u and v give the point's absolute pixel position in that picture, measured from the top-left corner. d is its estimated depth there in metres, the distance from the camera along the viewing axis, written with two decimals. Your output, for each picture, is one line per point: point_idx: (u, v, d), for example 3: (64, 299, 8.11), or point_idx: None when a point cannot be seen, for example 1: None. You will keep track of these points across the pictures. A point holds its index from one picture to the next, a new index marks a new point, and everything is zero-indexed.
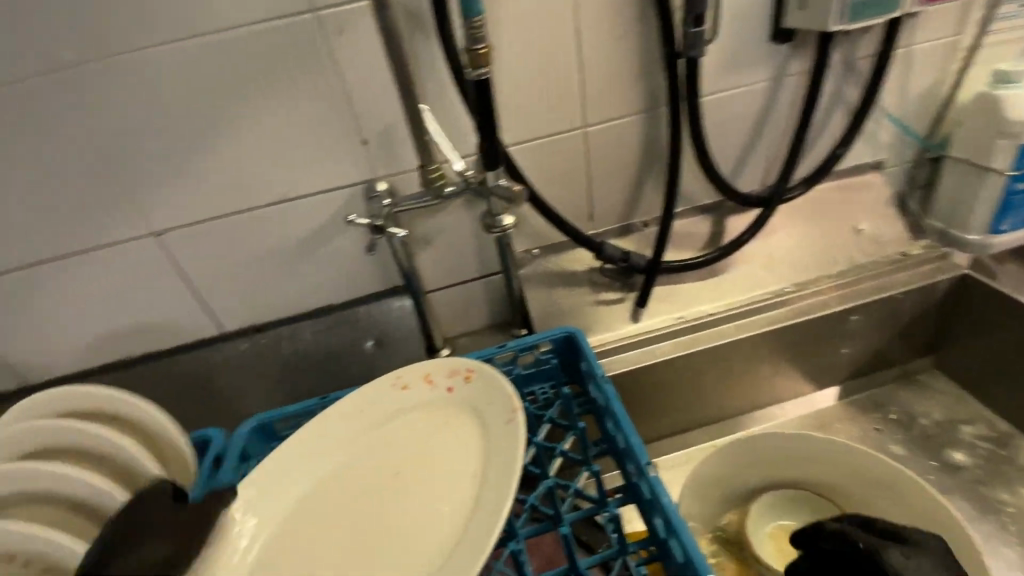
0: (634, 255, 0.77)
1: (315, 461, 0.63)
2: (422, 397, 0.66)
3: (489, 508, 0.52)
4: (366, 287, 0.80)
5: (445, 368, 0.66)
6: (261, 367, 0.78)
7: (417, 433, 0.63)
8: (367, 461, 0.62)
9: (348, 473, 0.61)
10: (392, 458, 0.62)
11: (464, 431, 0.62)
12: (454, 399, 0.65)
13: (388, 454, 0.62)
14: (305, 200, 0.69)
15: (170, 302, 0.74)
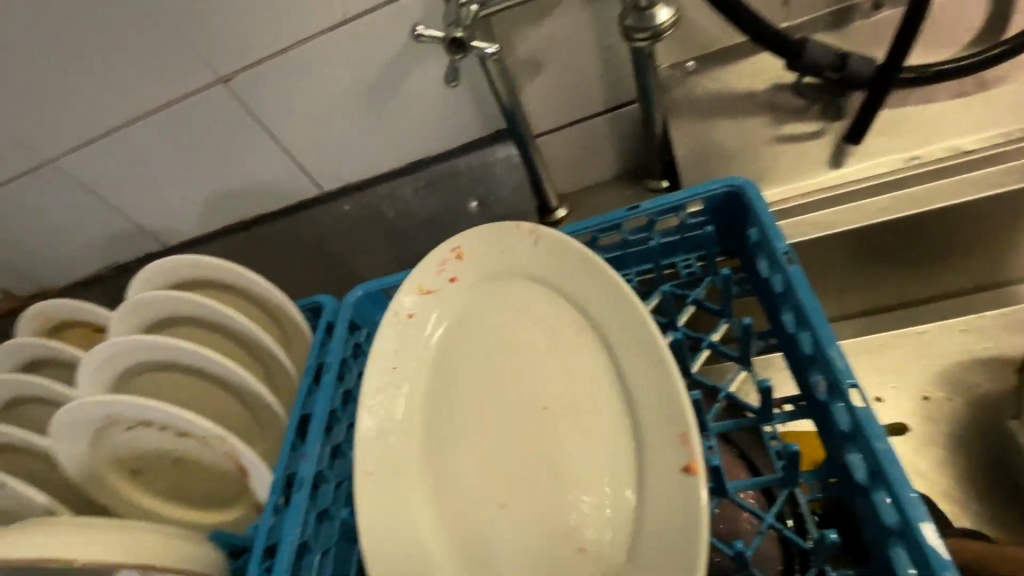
0: (853, 59, 0.50)
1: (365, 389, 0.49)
2: (464, 286, 0.51)
3: (648, 386, 0.40)
4: (468, 132, 0.65)
5: (431, 258, 0.52)
6: (369, 229, 0.73)
7: (489, 328, 0.49)
8: (438, 378, 0.49)
9: (428, 391, 0.48)
10: (473, 366, 0.48)
11: (550, 320, 0.48)
12: (515, 277, 0.50)
13: (464, 363, 0.48)
14: (376, 16, 0.54)
15: (267, 159, 0.68)
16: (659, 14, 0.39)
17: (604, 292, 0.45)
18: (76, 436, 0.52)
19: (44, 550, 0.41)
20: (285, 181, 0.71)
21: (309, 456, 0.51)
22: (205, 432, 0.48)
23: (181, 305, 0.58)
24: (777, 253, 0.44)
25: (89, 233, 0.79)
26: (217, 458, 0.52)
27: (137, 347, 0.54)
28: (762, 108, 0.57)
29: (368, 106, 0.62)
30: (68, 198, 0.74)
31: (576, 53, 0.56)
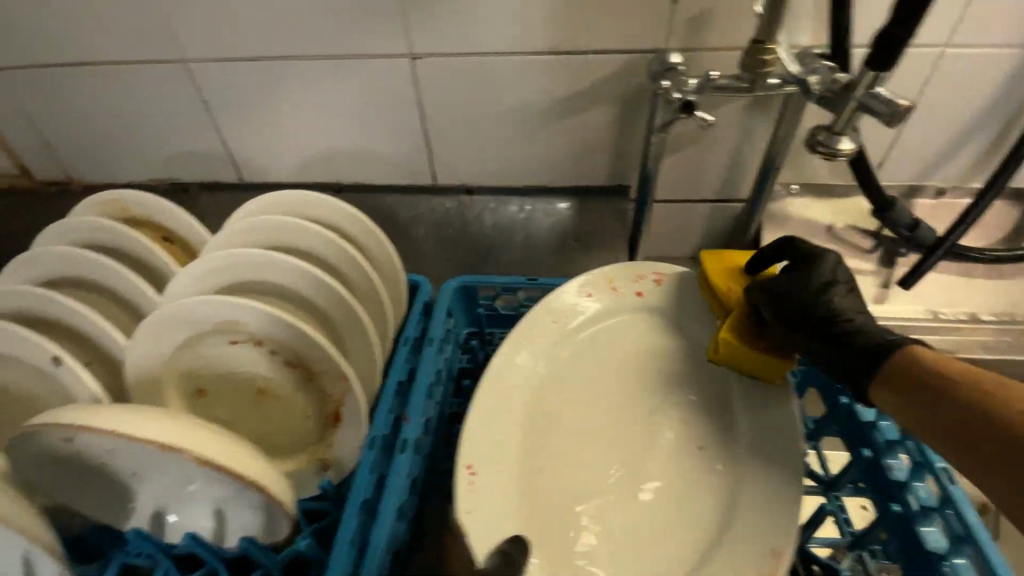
0: (920, 225, 0.65)
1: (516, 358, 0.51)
2: (622, 302, 0.56)
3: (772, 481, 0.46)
4: (591, 178, 0.73)
5: (630, 270, 0.57)
6: (466, 229, 0.76)
7: (630, 345, 0.54)
8: (571, 368, 0.52)
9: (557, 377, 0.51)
10: (604, 373, 0.52)
11: (693, 358, 0.53)
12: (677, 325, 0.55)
13: (593, 367, 0.53)
14: (577, 58, 0.61)
15: (399, 137, 0.71)
16: (842, 141, 0.49)
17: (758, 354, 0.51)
18: (172, 337, 0.48)
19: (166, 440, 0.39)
20: (403, 162, 0.74)
21: (413, 421, 0.51)
22: (328, 367, 0.47)
23: (302, 234, 0.56)
24: None
25: (168, 141, 0.74)
26: (311, 399, 0.50)
27: (255, 263, 0.52)
28: (835, 239, 0.70)
29: (521, 127, 0.68)
30: (167, 102, 0.70)
31: (715, 148, 0.66)
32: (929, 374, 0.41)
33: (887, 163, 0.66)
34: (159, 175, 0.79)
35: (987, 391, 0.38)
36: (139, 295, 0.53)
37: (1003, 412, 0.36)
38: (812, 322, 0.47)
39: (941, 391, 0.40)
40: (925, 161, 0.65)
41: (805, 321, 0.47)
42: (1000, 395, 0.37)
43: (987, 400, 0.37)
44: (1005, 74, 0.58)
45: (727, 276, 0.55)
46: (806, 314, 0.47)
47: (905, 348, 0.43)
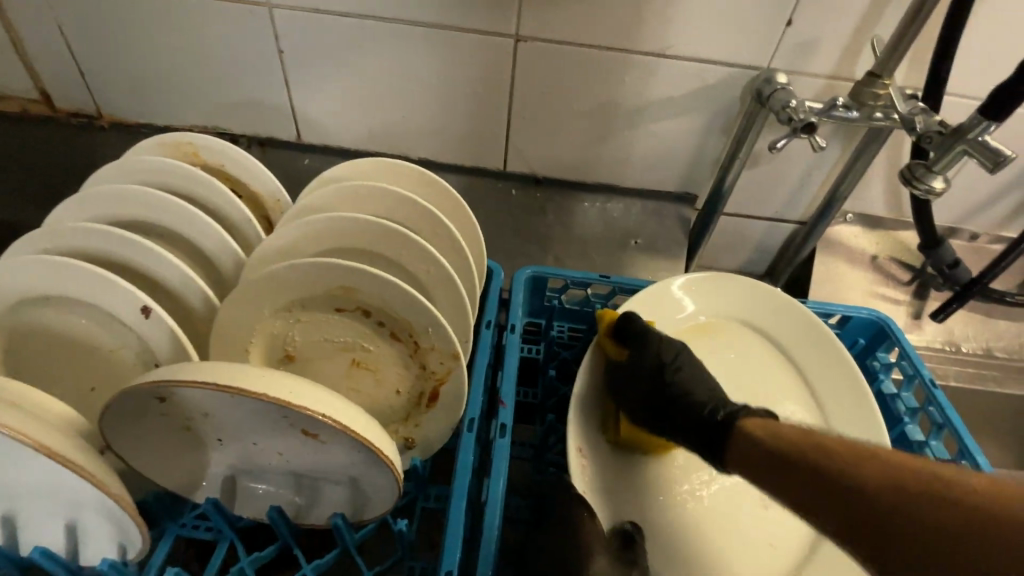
0: (960, 266, 0.69)
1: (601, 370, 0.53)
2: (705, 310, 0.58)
3: None
4: (660, 183, 0.74)
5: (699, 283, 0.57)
6: (528, 218, 0.75)
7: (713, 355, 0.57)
8: None
9: None
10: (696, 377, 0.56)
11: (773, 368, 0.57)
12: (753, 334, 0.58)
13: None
14: (679, 65, 0.62)
15: (480, 117, 0.69)
16: (936, 180, 0.53)
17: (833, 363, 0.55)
18: (273, 298, 0.45)
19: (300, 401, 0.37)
20: (477, 142, 0.72)
21: (506, 405, 0.51)
22: (441, 343, 0.45)
23: (398, 205, 0.54)
24: (921, 378, 0.57)
25: (230, 86, 0.70)
26: (408, 375, 0.48)
27: (359, 229, 0.49)
28: (879, 269, 0.74)
29: (606, 123, 0.68)
30: (240, 45, 0.66)
31: (787, 170, 0.69)
32: (793, 436, 0.41)
33: (938, 204, 0.70)
34: (210, 120, 0.74)
35: (900, 476, 0.34)
36: (223, 247, 0.51)
37: (914, 515, 0.32)
38: (686, 413, 0.48)
39: (858, 496, 0.34)
40: (970, 207, 0.70)
41: (637, 391, 0.50)
42: (988, 521, 0.29)
43: (912, 497, 0.32)
44: None
45: (613, 322, 0.54)
46: (651, 395, 0.49)
47: (741, 424, 0.45)
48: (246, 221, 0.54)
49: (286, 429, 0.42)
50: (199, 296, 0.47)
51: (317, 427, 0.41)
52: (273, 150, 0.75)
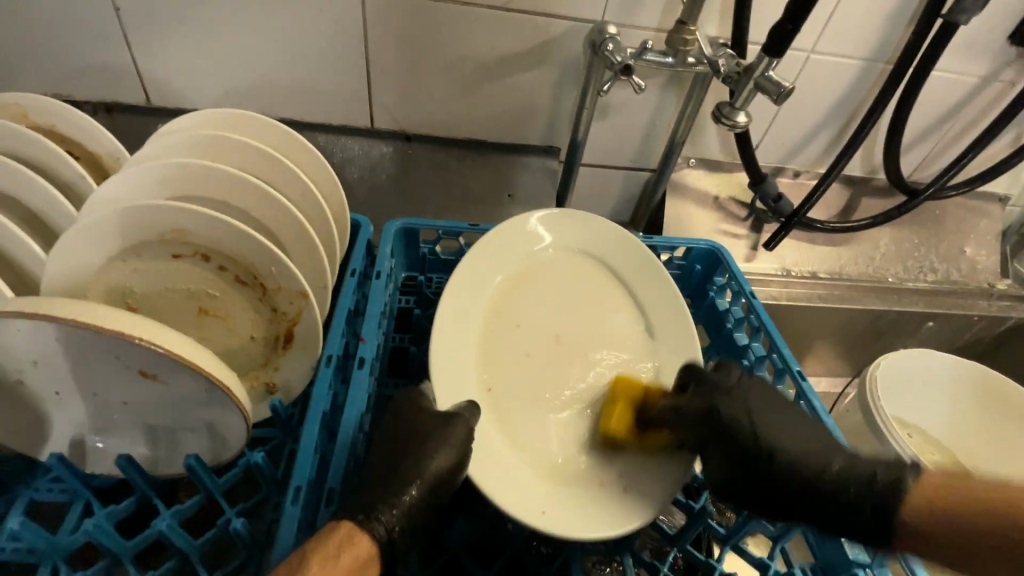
0: (784, 199, 0.80)
1: (465, 292, 0.55)
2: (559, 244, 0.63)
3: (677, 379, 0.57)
4: (525, 136, 0.78)
5: (542, 219, 0.62)
6: (402, 176, 0.77)
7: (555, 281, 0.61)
8: (512, 301, 0.58)
9: (498, 310, 0.57)
10: (540, 299, 0.59)
11: (612, 294, 0.62)
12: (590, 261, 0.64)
13: (533, 291, 0.59)
14: (525, 18, 0.66)
15: (341, 75, 0.70)
16: (738, 115, 0.61)
17: (659, 285, 0.61)
18: (100, 246, 0.44)
19: (131, 332, 0.37)
20: (342, 101, 0.73)
21: (368, 340, 0.53)
22: (287, 284, 0.47)
23: (246, 156, 0.53)
24: (744, 291, 0.66)
25: (61, 46, 0.65)
26: (261, 318, 0.49)
27: (198, 178, 0.49)
28: (722, 208, 0.83)
29: (466, 78, 0.71)
30: (66, 0, 0.62)
31: (635, 119, 0.75)
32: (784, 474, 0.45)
33: (764, 145, 0.80)
34: (43, 85, 0.69)
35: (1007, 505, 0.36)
36: (51, 204, 0.48)
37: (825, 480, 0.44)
38: (747, 462, 0.46)
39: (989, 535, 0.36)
40: (790, 146, 0.81)
41: (738, 455, 0.47)
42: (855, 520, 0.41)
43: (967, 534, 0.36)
44: (850, 80, 0.74)
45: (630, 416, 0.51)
46: (717, 432, 0.48)
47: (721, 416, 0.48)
48: (78, 178, 0.52)
49: (122, 373, 0.41)
50: (21, 250, 0.44)
51: (155, 366, 0.41)
52: (122, 116, 0.71)
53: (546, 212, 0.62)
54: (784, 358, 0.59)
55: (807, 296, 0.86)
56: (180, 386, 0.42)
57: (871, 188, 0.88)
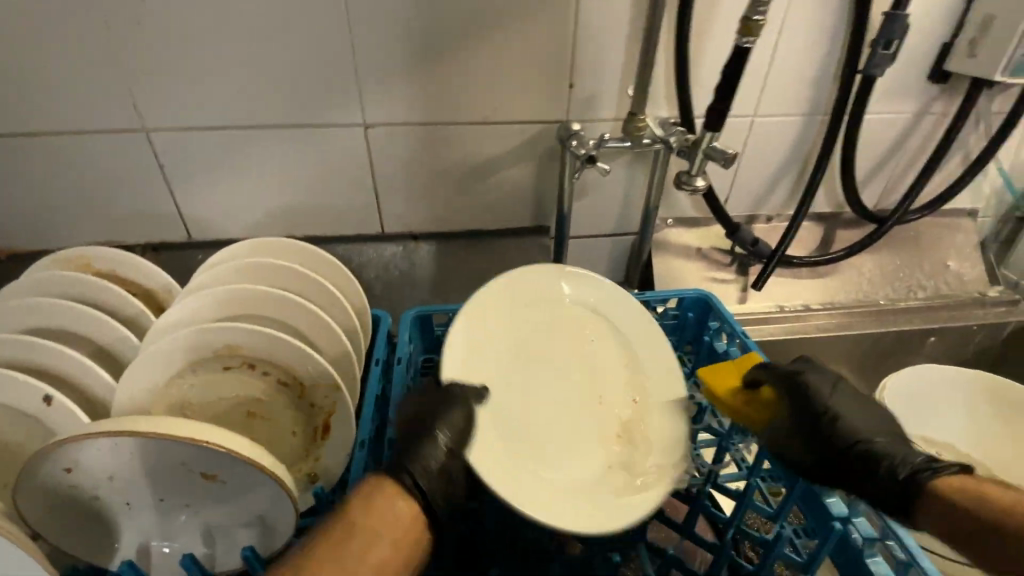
0: (760, 242, 0.87)
1: (473, 334, 0.61)
2: (571, 290, 0.70)
3: (661, 420, 0.64)
4: (516, 220, 0.87)
5: (554, 271, 0.70)
6: (412, 269, 0.85)
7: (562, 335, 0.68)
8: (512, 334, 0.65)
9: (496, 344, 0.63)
10: (538, 336, 0.66)
11: (614, 341, 0.69)
12: (594, 318, 0.70)
13: (535, 334, 0.66)
14: (501, 125, 0.77)
15: (352, 193, 0.81)
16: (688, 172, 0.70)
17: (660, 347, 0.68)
18: (165, 367, 0.51)
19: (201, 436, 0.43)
20: (354, 214, 0.83)
21: (394, 420, 0.58)
22: (322, 378, 0.53)
23: (279, 274, 0.62)
24: (737, 333, 0.71)
25: (120, 204, 0.78)
26: (301, 413, 0.55)
27: (242, 298, 0.57)
28: (706, 257, 0.90)
29: (456, 179, 0.81)
30: (124, 167, 0.75)
31: (611, 192, 0.85)
32: None
33: (732, 197, 0.88)
34: (104, 237, 0.81)
35: None
36: (117, 337, 0.57)
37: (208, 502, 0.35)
38: (815, 429, 0.52)
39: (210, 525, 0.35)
40: (756, 195, 0.89)
41: (829, 457, 0.51)
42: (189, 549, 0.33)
43: None
44: (797, 132, 0.82)
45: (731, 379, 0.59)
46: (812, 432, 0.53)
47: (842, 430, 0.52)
48: (139, 313, 0.60)
49: (187, 477, 0.47)
50: (94, 380, 0.52)
51: (214, 466, 0.46)
52: (168, 253, 0.82)
53: (549, 265, 0.70)
54: None
55: (802, 328, 0.90)
56: (240, 482, 0.48)
57: (842, 221, 0.95)
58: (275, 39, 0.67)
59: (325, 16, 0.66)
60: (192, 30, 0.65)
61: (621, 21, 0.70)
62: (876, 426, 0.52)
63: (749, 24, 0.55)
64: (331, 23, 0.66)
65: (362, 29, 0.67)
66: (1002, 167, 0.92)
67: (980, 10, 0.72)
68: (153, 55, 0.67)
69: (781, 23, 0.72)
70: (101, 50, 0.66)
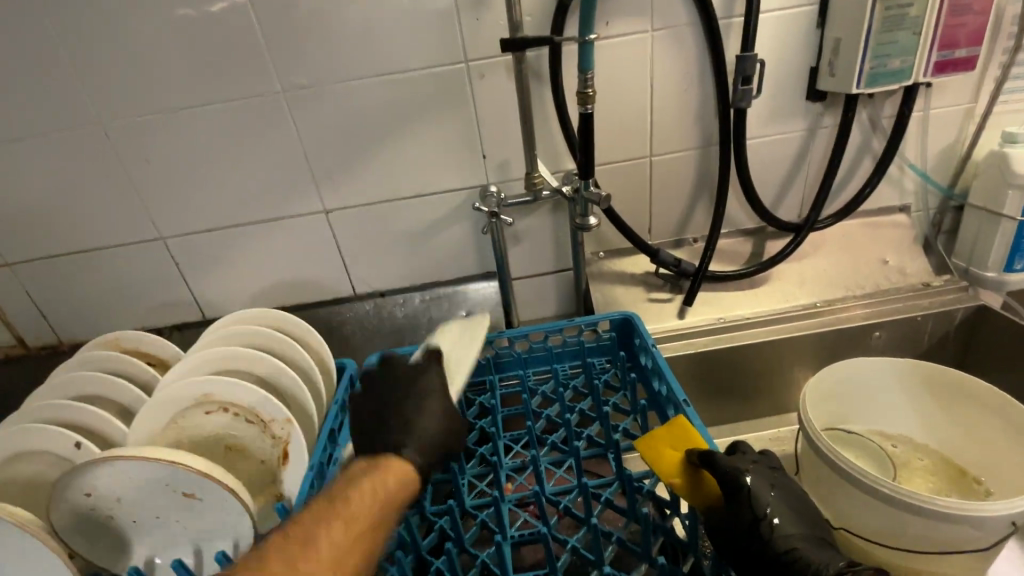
0: (684, 262, 0.95)
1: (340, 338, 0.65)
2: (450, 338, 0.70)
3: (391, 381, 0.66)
4: (464, 270, 1.01)
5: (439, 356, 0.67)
6: (382, 322, 1.01)
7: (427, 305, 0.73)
8: None
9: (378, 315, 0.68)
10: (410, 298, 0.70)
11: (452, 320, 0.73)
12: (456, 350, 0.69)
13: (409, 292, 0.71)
14: (433, 194, 0.93)
15: (325, 265, 0.98)
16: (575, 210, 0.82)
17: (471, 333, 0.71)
18: (162, 415, 0.68)
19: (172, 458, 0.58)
20: (329, 281, 1.00)
21: None
22: (276, 415, 0.68)
23: (254, 336, 0.79)
24: (647, 344, 0.79)
25: (150, 295, 0.99)
26: (265, 444, 0.69)
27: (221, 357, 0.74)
28: (640, 282, 0.99)
29: (406, 242, 0.97)
30: (150, 266, 0.96)
31: (540, 236, 0.97)
32: None
33: (654, 225, 0.98)
34: (141, 322, 1.02)
35: None
36: (133, 397, 0.74)
37: None
38: (739, 515, 0.53)
39: None
40: (675, 221, 0.98)
41: (749, 554, 0.51)
42: None
43: None
44: (695, 162, 0.92)
45: (678, 457, 0.59)
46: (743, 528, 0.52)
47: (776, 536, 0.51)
48: (152, 377, 0.78)
49: (171, 495, 0.62)
50: (112, 428, 0.69)
51: (189, 486, 0.61)
52: (188, 330, 1.02)
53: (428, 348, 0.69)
54: (676, 391, 0.70)
55: (745, 334, 0.94)
56: (209, 498, 0.62)
57: (769, 233, 1.01)
58: (246, 156, 0.87)
59: (279, 133, 0.86)
60: (186, 159, 0.87)
61: (512, 99, 0.85)
62: (803, 532, 0.52)
63: (583, 95, 0.68)
64: (284, 137, 0.86)
65: (308, 139, 0.86)
66: (916, 162, 0.96)
67: (828, 35, 0.81)
68: (162, 181, 0.89)
69: (649, 78, 0.85)
70: (126, 182, 0.89)
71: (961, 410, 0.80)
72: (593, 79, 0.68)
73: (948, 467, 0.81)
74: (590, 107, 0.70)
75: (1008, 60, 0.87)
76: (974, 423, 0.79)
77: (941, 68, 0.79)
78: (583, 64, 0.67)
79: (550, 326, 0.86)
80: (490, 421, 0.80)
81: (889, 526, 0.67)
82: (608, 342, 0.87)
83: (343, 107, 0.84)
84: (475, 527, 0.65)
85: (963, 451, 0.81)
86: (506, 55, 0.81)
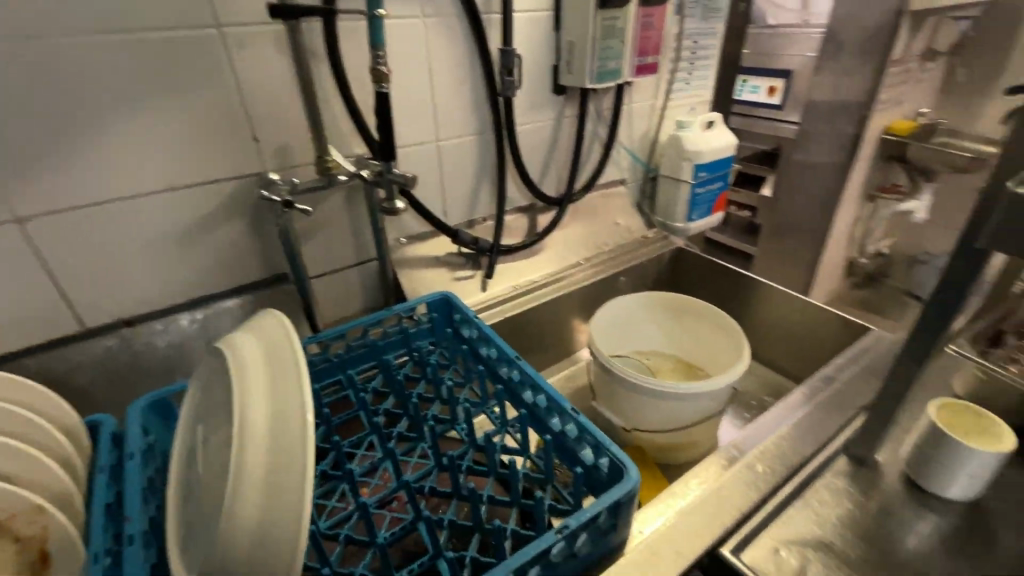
0: (480, 239, 1.02)
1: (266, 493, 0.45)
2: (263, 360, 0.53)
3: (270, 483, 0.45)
4: (248, 275, 0.87)
5: (278, 391, 0.50)
6: (136, 360, 0.77)
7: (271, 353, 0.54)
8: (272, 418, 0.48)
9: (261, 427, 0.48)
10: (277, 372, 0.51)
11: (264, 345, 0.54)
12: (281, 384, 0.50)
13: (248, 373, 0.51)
14: (190, 188, 0.76)
15: (29, 295, 0.71)
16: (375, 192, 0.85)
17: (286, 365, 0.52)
18: None
19: None
20: (38, 317, 0.72)
21: (133, 517, 0.53)
22: (19, 505, 0.51)
23: None
24: (469, 316, 0.82)
25: None
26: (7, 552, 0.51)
27: None
28: (443, 263, 1.02)
29: (160, 252, 0.77)
30: None
31: (335, 228, 0.90)
32: None
33: (447, 207, 1.02)
34: None
35: None
36: None
37: None
38: None
39: None
40: (466, 202, 1.04)
41: None
42: None
43: None
44: (475, 147, 0.99)
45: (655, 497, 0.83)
46: None
47: None
48: None
49: None
50: None
51: None
52: None
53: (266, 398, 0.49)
54: (507, 352, 0.75)
55: (536, 298, 1.07)
56: None
57: (539, 208, 1.16)
58: None
59: None
60: None
61: (285, 76, 0.76)
62: None
63: (378, 73, 0.67)
64: None
65: None
66: (627, 144, 1.25)
67: (564, 38, 0.97)
68: None
69: (426, 63, 0.87)
70: None
71: (681, 321, 1.08)
72: (385, 61, 0.67)
73: (684, 365, 1.09)
74: (386, 88, 0.69)
75: (670, 69, 1.20)
76: (690, 327, 1.07)
77: (639, 71, 1.04)
78: (375, 43, 0.66)
79: (368, 318, 0.82)
80: (324, 432, 0.72)
81: (665, 415, 0.89)
82: (427, 324, 0.87)
83: (26, 71, 0.61)
84: (342, 545, 0.58)
85: (691, 353, 1.08)
86: (272, 25, 0.72)
